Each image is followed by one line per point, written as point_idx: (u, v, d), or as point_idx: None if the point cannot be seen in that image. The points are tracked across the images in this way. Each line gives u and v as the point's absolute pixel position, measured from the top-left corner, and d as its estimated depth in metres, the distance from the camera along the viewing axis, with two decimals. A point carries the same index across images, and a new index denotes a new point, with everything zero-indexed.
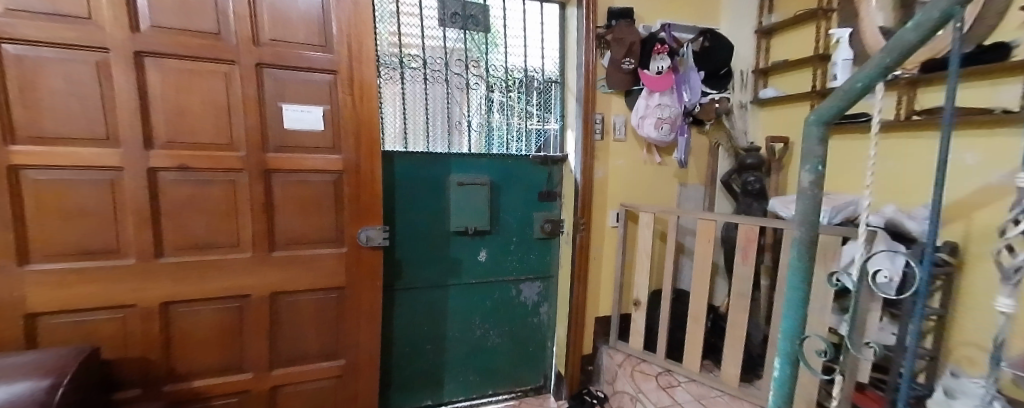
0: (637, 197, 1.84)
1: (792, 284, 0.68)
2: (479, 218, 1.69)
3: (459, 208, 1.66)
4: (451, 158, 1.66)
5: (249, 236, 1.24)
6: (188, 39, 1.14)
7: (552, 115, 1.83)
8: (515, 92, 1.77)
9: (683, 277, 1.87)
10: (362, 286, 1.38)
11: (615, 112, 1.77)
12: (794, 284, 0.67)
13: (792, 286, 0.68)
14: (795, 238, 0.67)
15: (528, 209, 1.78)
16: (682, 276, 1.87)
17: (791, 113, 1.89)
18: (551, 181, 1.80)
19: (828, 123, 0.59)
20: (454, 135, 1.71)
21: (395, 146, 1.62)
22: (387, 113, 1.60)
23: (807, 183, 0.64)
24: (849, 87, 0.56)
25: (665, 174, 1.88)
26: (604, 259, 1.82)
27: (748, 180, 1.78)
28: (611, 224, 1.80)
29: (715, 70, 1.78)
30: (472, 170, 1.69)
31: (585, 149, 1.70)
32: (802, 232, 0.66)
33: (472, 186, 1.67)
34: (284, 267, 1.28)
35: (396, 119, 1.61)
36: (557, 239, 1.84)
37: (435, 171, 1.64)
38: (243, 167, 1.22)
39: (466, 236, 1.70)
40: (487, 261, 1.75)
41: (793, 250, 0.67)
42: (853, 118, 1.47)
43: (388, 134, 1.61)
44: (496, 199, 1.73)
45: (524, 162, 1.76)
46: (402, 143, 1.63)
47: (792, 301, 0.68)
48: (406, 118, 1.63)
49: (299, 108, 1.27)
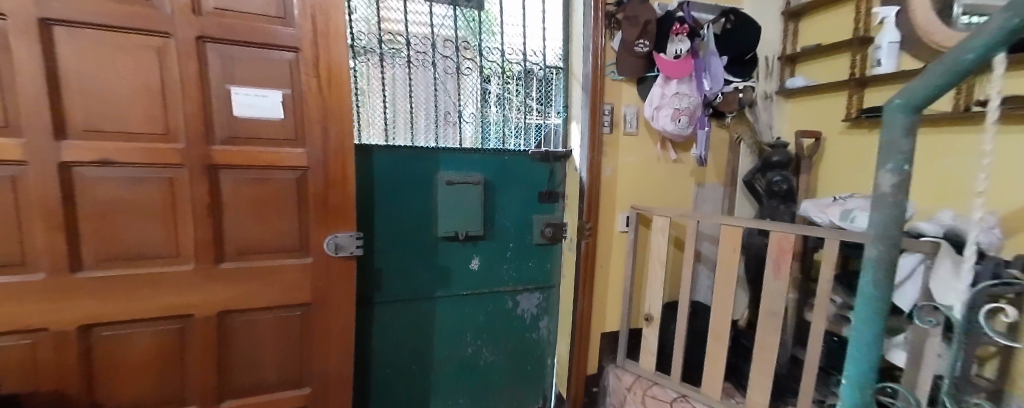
0: (649, 198, 1.63)
1: (862, 318, 0.50)
2: (471, 223, 1.48)
3: (447, 210, 1.45)
4: (440, 154, 1.45)
5: (190, 245, 1.03)
6: (110, 5, 0.93)
7: (554, 106, 1.62)
8: (511, 79, 1.57)
9: (701, 288, 1.67)
10: (331, 301, 1.18)
11: (626, 102, 1.55)
12: (865, 319, 0.49)
13: (862, 321, 0.50)
14: (869, 258, 0.48)
15: (526, 213, 1.58)
16: (699, 288, 1.67)
17: (825, 105, 1.69)
18: (552, 181, 1.60)
19: (923, 109, 0.41)
20: (442, 127, 1.50)
21: (376, 140, 1.42)
22: (365, 101, 1.39)
23: (887, 188, 0.45)
24: (952, 60, 0.39)
25: (681, 173, 1.67)
26: (613, 269, 1.61)
27: (773, 181, 1.61)
28: (620, 229, 1.58)
29: (740, 56, 1.59)
30: (463, 168, 1.49)
31: (592, 145, 1.48)
32: (880, 250, 0.47)
33: (464, 186, 1.46)
34: (234, 281, 1.08)
35: (377, 109, 1.41)
36: (559, 245, 1.64)
37: (420, 167, 1.43)
38: (183, 162, 1.01)
39: (456, 241, 1.50)
40: (479, 270, 1.54)
41: (864, 274, 0.49)
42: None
43: (367, 125, 1.40)
44: (490, 201, 1.53)
45: (521, 158, 1.55)
46: (384, 135, 1.43)
47: (862, 342, 0.50)
48: (388, 107, 1.43)
49: (251, 92, 1.06)
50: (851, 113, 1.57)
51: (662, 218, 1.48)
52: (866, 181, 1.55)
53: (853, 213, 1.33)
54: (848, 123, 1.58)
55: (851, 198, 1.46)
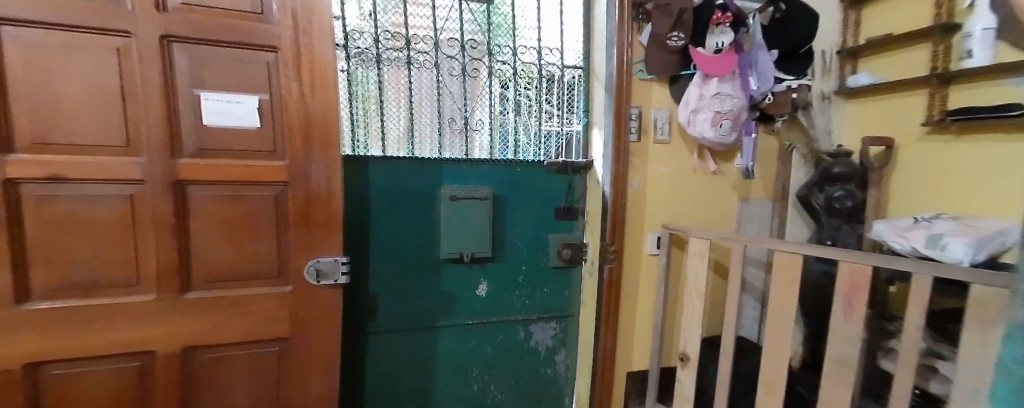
0: (684, 216, 1.42)
1: None
2: (479, 244, 1.31)
3: (451, 229, 1.28)
4: (443, 165, 1.29)
5: (151, 272, 0.91)
6: (64, 2, 0.82)
7: (573, 110, 1.43)
8: (524, 82, 1.39)
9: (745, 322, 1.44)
10: (313, 336, 1.03)
11: (656, 105, 1.34)
12: None
13: None
14: None
15: (540, 231, 1.40)
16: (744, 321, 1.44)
17: (898, 106, 1.43)
18: (570, 196, 1.41)
19: None
20: (445, 134, 1.34)
21: (372, 150, 1.28)
22: (360, 107, 1.26)
23: None
24: None
25: (721, 186, 1.44)
26: (641, 298, 1.39)
27: (834, 196, 1.39)
28: (650, 252, 1.37)
29: (794, 49, 1.36)
30: (470, 181, 1.32)
31: (616, 155, 1.26)
32: None
33: (470, 201, 1.29)
34: (201, 313, 0.94)
35: (373, 116, 1.27)
36: (578, 268, 1.44)
37: (421, 181, 1.27)
38: (144, 178, 0.89)
39: (462, 264, 1.33)
40: (487, 296, 1.37)
41: None
42: (995, 112, 1.10)
43: (362, 133, 1.26)
44: (501, 218, 1.35)
45: (535, 170, 1.37)
46: (381, 145, 1.28)
47: None
48: (385, 114, 1.28)
49: (222, 97, 0.93)
50: (932, 116, 1.30)
51: (700, 240, 1.27)
52: (955, 197, 1.27)
53: (943, 239, 1.10)
54: (929, 127, 1.32)
55: (936, 219, 1.22)
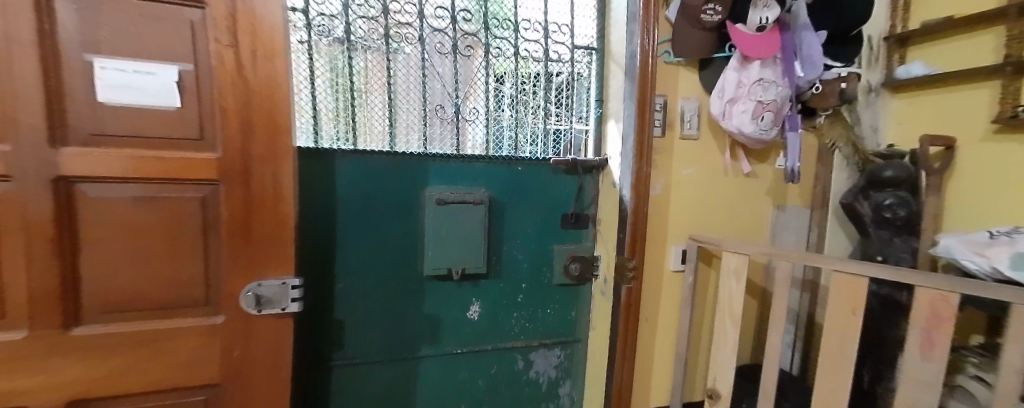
0: (713, 226, 1.21)
1: None
2: (471, 257, 1.08)
3: (436, 240, 1.05)
4: (428, 162, 1.06)
5: (23, 301, 0.66)
6: None
7: (584, 99, 1.21)
8: (527, 64, 1.17)
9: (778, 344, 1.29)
10: (255, 382, 0.80)
11: (684, 94, 1.12)
12: None
13: None
14: None
15: (544, 242, 1.18)
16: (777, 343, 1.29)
17: (959, 101, 1.22)
18: (579, 200, 1.19)
19: None
20: (432, 125, 1.11)
21: (338, 142, 1.03)
22: (324, 89, 1.01)
23: None
24: None
25: (755, 191, 1.23)
26: (662, 323, 1.17)
27: (883, 203, 1.20)
28: (674, 268, 1.16)
29: (846, 31, 1.16)
30: (461, 181, 1.09)
31: (639, 152, 1.03)
32: None
33: (460, 206, 1.06)
34: (99, 354, 0.70)
35: (340, 101, 1.03)
36: (587, 286, 1.23)
37: (402, 181, 1.04)
38: (8, 173, 0.64)
39: (450, 281, 1.10)
40: (480, 320, 1.15)
41: None
42: None
43: (326, 122, 1.02)
44: (497, 226, 1.13)
45: (539, 169, 1.15)
46: (350, 137, 1.04)
47: None
48: (356, 98, 1.04)
49: (127, 66, 0.69)
50: (1005, 112, 1.08)
51: (735, 256, 1.06)
52: None
53: None
54: (999, 125, 1.11)
55: (1017, 234, 1.02)
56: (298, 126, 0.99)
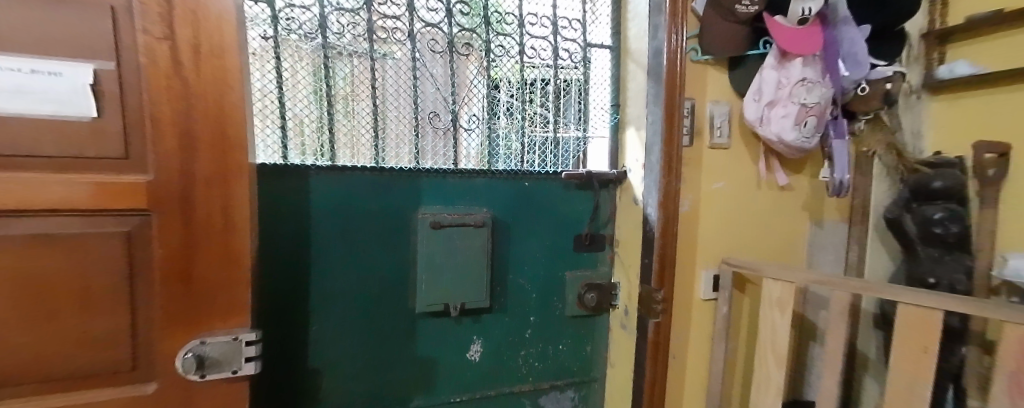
0: (747, 248, 1.05)
1: None
2: (470, 290, 0.92)
3: (430, 270, 0.89)
4: (421, 179, 0.90)
5: None
6: None
7: (598, 104, 1.06)
8: (534, 64, 1.02)
9: (815, 377, 1.15)
10: None
11: (713, 97, 0.97)
12: None
13: None
14: None
15: (555, 268, 1.03)
16: (814, 376, 1.15)
17: (1012, 103, 1.05)
18: (594, 220, 1.04)
19: None
20: (424, 135, 0.94)
21: (310, 159, 0.85)
22: (291, 95, 0.82)
23: None
24: None
25: (790, 206, 1.10)
26: (692, 362, 1.02)
27: (932, 218, 1.06)
28: (705, 297, 1.01)
29: (889, 26, 1.03)
30: (459, 201, 0.94)
31: (667, 165, 0.88)
32: None
33: (460, 230, 0.90)
34: None
35: (312, 109, 0.84)
36: (604, 316, 1.07)
37: (390, 202, 0.88)
38: None
39: (448, 317, 0.95)
40: (483, 361, 0.99)
41: None
42: None
43: (294, 135, 0.83)
44: (501, 252, 0.98)
45: (549, 185, 1.00)
46: (325, 151, 0.86)
47: None
48: (332, 105, 0.86)
49: (21, 67, 0.48)
50: None
51: (776, 284, 0.92)
52: None
53: None
54: None
55: None
56: (257, 142, 0.79)
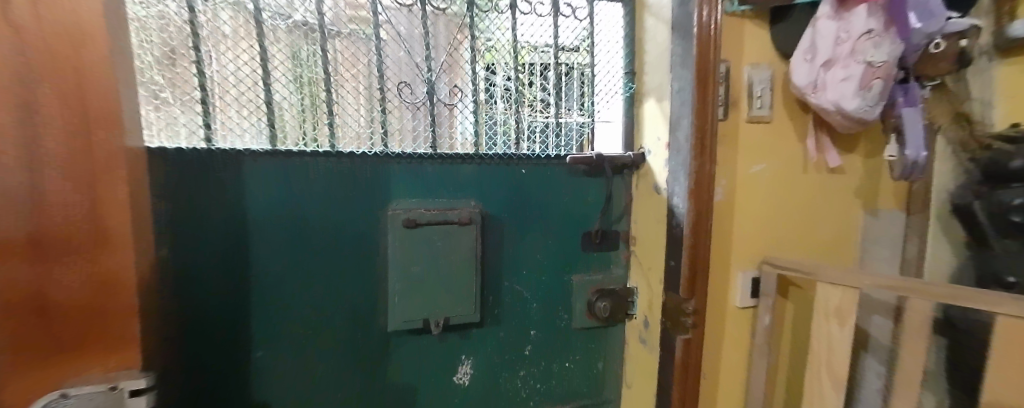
0: (794, 245, 0.87)
1: None
2: (454, 302, 0.75)
3: (404, 280, 0.72)
4: (391, 166, 0.73)
5: None
6: None
7: (610, 71, 0.86)
8: (530, 23, 0.81)
9: (867, 393, 0.97)
10: None
11: (752, 58, 0.78)
12: None
13: None
14: None
15: (560, 272, 0.85)
16: (866, 392, 0.98)
17: None
18: (606, 213, 0.86)
19: None
20: (393, 113, 0.73)
21: (234, 142, 0.64)
22: (210, 58, 0.61)
23: None
24: None
25: (840, 193, 0.91)
26: (725, 383, 0.84)
27: (1010, 204, 0.84)
28: (744, 305, 0.82)
29: None
30: (442, 193, 0.76)
31: (699, 143, 0.69)
32: None
33: (440, 229, 0.73)
34: None
35: (235, 75, 0.63)
36: (619, 329, 0.90)
37: (354, 196, 0.71)
38: None
39: (429, 336, 0.78)
40: (474, 385, 0.82)
41: None
42: None
43: (219, 113, 0.63)
44: (494, 254, 0.81)
45: (552, 172, 0.82)
46: (263, 133, 0.65)
47: None
48: (268, 72, 0.64)
49: None
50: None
51: (834, 290, 0.74)
52: None
53: None
54: None
55: None
56: (148, 119, 0.58)
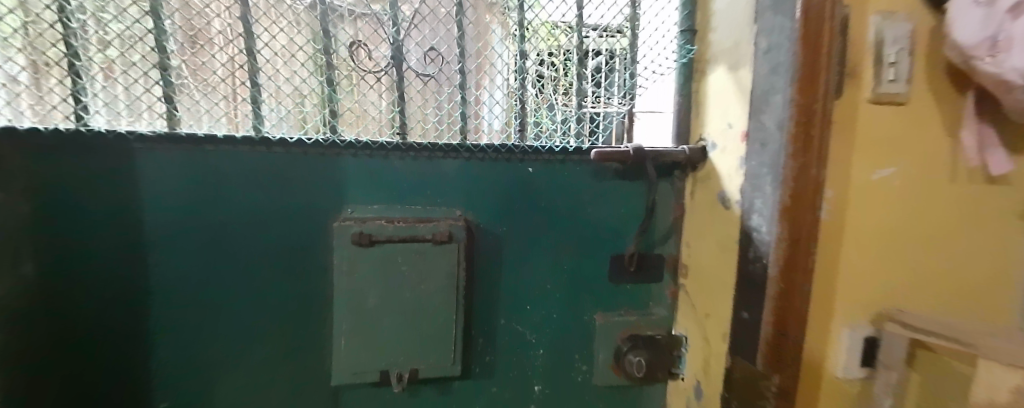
0: (931, 288, 0.59)
1: None
2: (425, 348, 0.55)
3: (355, 319, 0.52)
4: (344, 160, 0.53)
5: None
6: None
7: (660, 28, 0.60)
8: None
9: None
10: None
11: (885, 3, 0.50)
12: None
13: None
14: None
15: (579, 310, 0.63)
16: None
17: None
18: (645, 232, 0.62)
19: None
20: (345, 83, 0.52)
21: (116, 122, 0.46)
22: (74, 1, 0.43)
23: None
24: None
25: (1004, 212, 0.61)
26: None
27: None
28: (851, 378, 0.56)
29: None
30: (416, 199, 0.56)
31: (805, 135, 0.43)
32: None
33: (404, 249, 0.52)
34: None
35: (113, 28, 0.44)
36: (657, 387, 0.66)
37: (293, 200, 0.52)
38: None
39: (396, 390, 0.58)
40: None
41: None
42: None
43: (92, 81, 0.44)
44: (487, 284, 0.59)
45: (570, 171, 0.59)
46: (161, 110, 0.47)
47: None
48: (161, 24, 0.45)
49: None
50: None
51: None
52: None
53: None
54: None
55: None
56: None
